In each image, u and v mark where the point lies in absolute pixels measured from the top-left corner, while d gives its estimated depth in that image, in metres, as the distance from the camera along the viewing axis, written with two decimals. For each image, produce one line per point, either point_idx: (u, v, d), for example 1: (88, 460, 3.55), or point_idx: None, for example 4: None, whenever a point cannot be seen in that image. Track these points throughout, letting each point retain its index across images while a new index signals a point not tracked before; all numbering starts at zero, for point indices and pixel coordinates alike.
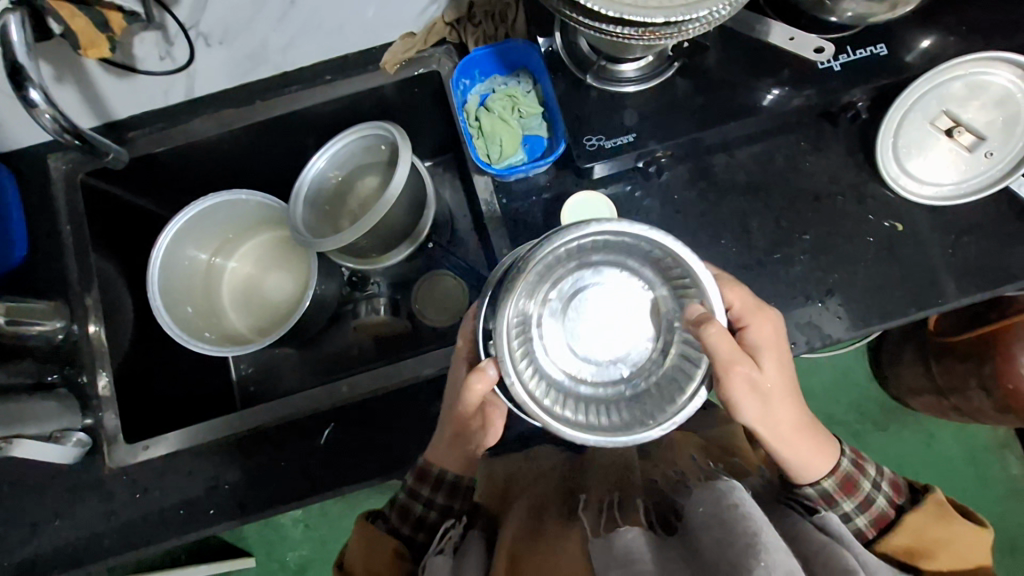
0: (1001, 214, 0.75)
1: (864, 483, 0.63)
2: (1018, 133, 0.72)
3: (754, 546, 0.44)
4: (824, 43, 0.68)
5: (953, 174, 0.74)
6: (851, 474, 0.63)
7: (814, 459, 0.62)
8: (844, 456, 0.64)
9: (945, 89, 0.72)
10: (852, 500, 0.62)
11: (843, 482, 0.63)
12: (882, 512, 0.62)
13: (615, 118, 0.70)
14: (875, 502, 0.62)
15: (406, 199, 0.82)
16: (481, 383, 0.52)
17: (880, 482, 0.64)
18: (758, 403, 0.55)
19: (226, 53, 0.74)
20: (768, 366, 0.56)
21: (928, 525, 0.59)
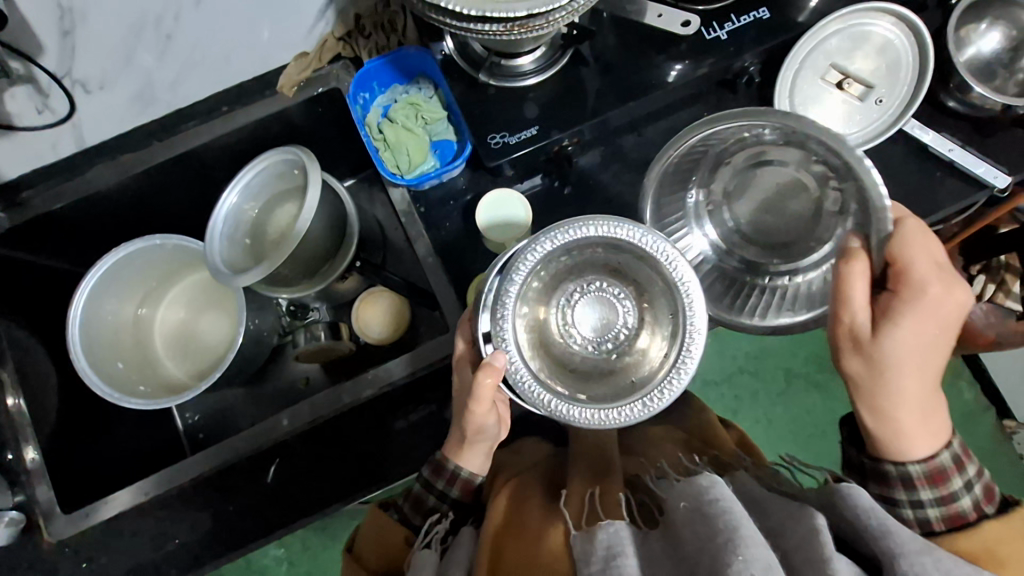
0: (901, 156, 0.78)
1: (956, 479, 0.54)
2: (903, 77, 0.74)
3: (733, 541, 0.43)
4: (689, 16, 0.70)
5: (849, 125, 0.76)
6: (946, 467, 0.55)
7: (920, 431, 0.55)
8: (947, 448, 0.55)
9: (828, 43, 0.74)
10: (932, 490, 0.54)
11: (932, 472, 0.55)
12: (961, 512, 0.51)
13: (516, 112, 0.70)
14: (958, 499, 0.52)
15: (327, 221, 0.80)
16: (491, 379, 0.53)
17: (973, 484, 0.53)
18: (863, 356, 0.55)
19: (110, 98, 0.71)
20: (916, 327, 0.52)
21: (1007, 537, 0.47)
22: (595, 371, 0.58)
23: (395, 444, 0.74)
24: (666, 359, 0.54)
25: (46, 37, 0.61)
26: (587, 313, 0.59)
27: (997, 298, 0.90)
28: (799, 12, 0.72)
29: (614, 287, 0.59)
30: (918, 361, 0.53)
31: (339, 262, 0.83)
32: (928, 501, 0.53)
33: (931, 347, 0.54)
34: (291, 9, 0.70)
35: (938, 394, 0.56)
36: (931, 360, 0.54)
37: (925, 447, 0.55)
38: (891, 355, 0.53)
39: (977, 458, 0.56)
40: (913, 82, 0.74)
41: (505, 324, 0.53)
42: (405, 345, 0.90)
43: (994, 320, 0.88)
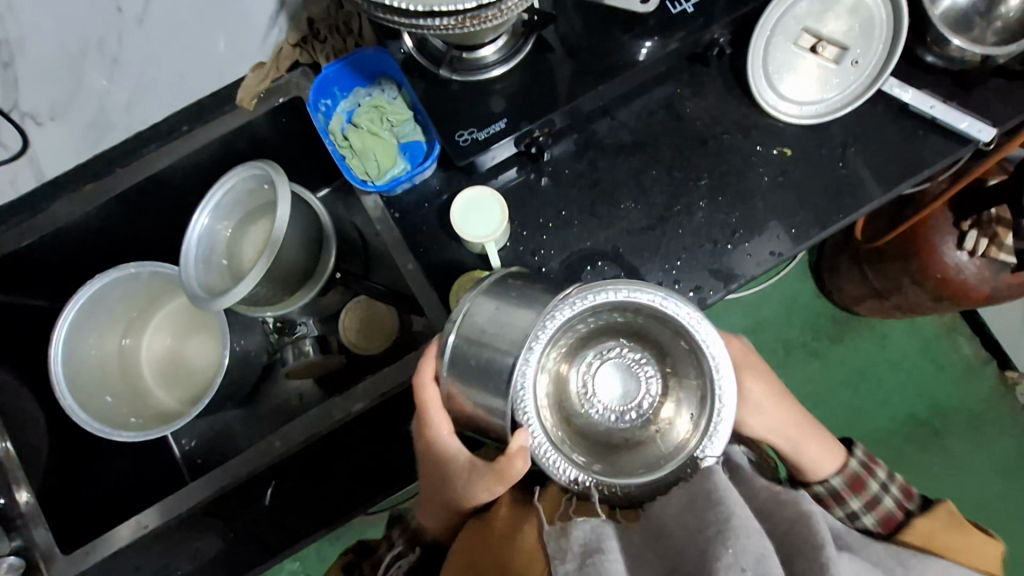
0: (881, 118, 0.76)
1: (873, 483, 0.64)
2: (877, 36, 0.72)
3: (724, 532, 0.40)
4: None
5: (827, 91, 0.73)
6: (860, 473, 0.64)
7: (825, 454, 0.64)
8: (852, 457, 0.65)
9: (799, 7, 0.72)
10: (859, 498, 0.63)
11: (851, 481, 0.64)
12: (889, 513, 0.62)
13: (482, 108, 0.68)
14: (883, 502, 0.63)
15: (302, 236, 0.78)
16: (519, 459, 0.49)
17: (890, 485, 0.64)
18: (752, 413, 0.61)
19: (65, 128, 0.69)
20: (757, 381, 0.62)
21: (937, 530, 0.59)
22: (626, 441, 0.55)
23: (392, 453, 0.73)
24: (697, 427, 0.51)
25: None
26: (611, 379, 0.57)
27: (990, 253, 0.84)
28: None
29: (631, 355, 0.57)
30: (777, 399, 0.62)
31: (317, 276, 0.82)
32: (864, 510, 0.62)
33: (772, 392, 0.62)
34: (243, 19, 0.68)
35: (808, 417, 0.64)
36: (782, 407, 0.62)
37: (836, 463, 0.64)
38: (757, 400, 0.61)
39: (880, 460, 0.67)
40: (888, 41, 0.71)
41: (524, 410, 0.50)
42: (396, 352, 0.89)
43: (988, 276, 0.86)
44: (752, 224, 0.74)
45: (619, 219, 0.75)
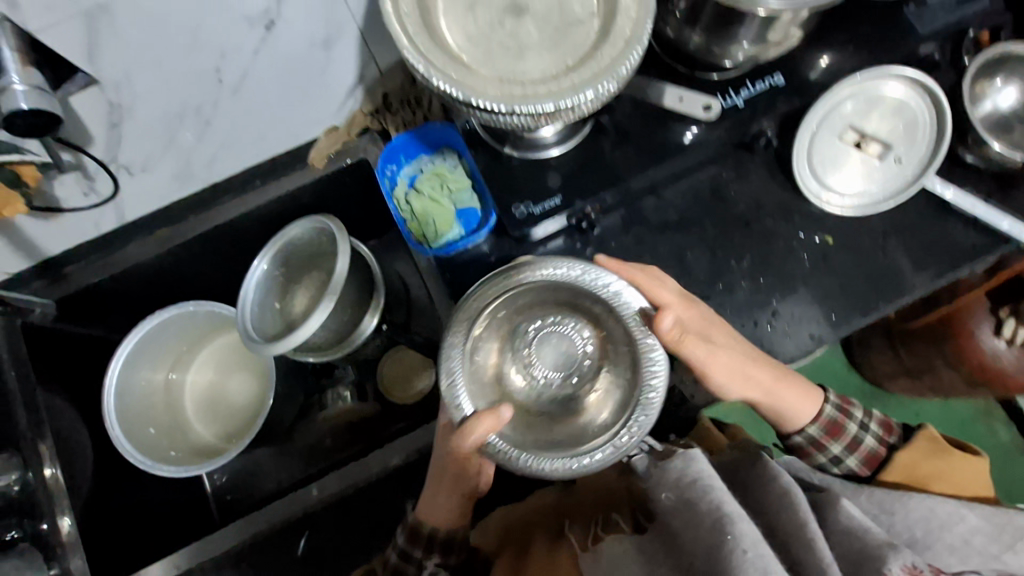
0: (921, 212, 0.78)
1: (850, 425, 0.71)
2: (919, 136, 0.75)
3: (722, 519, 0.46)
4: (710, 100, 0.70)
5: (869, 182, 0.77)
6: (836, 419, 0.72)
7: (800, 403, 0.71)
8: (828, 402, 0.72)
9: (847, 103, 0.75)
10: (839, 443, 0.71)
11: (829, 428, 0.72)
12: (872, 451, 0.70)
13: (538, 184, 0.72)
14: (863, 442, 0.70)
15: (355, 288, 0.83)
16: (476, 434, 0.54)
17: (868, 423, 0.72)
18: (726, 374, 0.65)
19: (152, 178, 0.74)
20: (721, 340, 0.65)
21: (921, 458, 0.67)
22: (568, 408, 0.59)
23: None
24: (619, 401, 0.57)
25: (96, 131, 0.63)
26: (546, 348, 0.60)
27: None
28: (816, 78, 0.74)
29: (559, 319, 0.61)
30: (746, 354, 0.67)
31: (361, 330, 0.84)
32: (846, 455, 0.70)
33: (743, 352, 0.67)
34: (324, 87, 0.73)
35: (780, 368, 0.70)
36: (748, 367, 0.67)
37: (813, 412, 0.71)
38: (730, 358, 0.65)
39: (858, 401, 0.74)
40: (930, 143, 0.75)
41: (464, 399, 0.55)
42: (430, 403, 0.90)
43: None
44: (790, 305, 0.76)
45: None
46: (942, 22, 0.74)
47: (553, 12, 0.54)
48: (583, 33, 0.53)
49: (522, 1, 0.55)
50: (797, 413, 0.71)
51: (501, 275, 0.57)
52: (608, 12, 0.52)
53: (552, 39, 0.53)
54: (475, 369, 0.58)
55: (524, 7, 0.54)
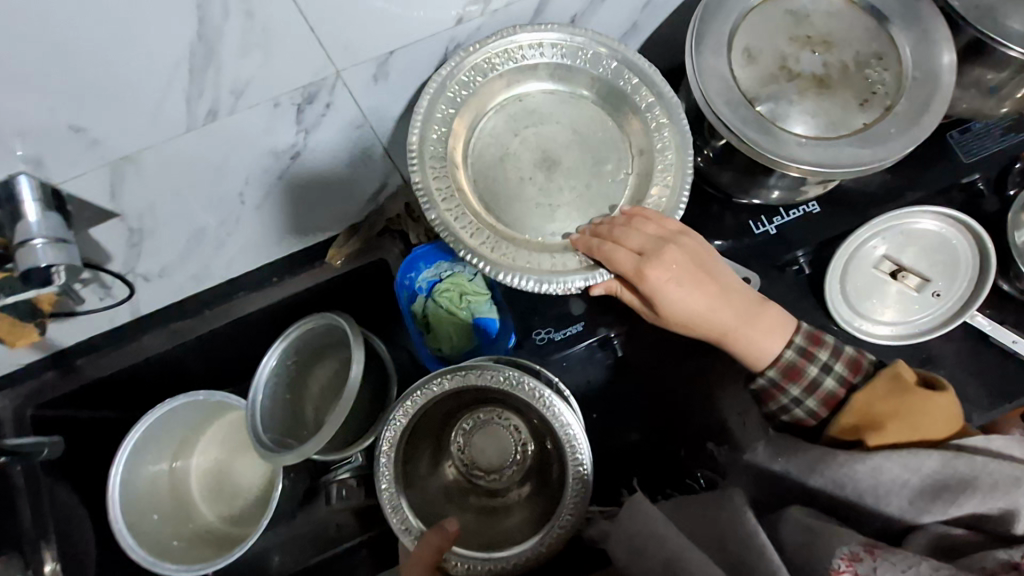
0: (961, 343, 0.74)
1: (811, 368, 0.59)
2: (958, 273, 0.72)
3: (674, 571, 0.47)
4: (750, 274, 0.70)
5: (907, 315, 0.73)
6: (795, 361, 0.59)
7: (759, 338, 0.58)
8: (790, 344, 0.60)
9: (883, 236, 0.72)
10: (797, 386, 0.59)
11: (787, 372, 0.59)
12: (830, 393, 0.58)
13: (560, 306, 0.70)
14: (823, 385, 0.58)
15: (370, 386, 0.79)
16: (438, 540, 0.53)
17: (831, 362, 0.59)
18: (689, 287, 0.52)
19: (169, 281, 0.73)
20: (676, 291, 0.51)
21: (879, 396, 0.55)
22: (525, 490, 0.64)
23: None
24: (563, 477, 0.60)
25: (114, 248, 0.62)
26: (487, 443, 0.66)
27: None
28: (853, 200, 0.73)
29: (494, 413, 0.67)
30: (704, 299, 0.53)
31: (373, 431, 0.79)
32: (806, 401, 0.59)
33: (692, 261, 0.52)
34: (348, 196, 0.73)
35: (745, 303, 0.58)
36: (705, 300, 0.53)
37: (773, 347, 0.59)
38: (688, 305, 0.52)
39: (827, 334, 0.61)
40: (968, 280, 0.72)
41: (403, 515, 0.58)
42: None
43: None
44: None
45: (684, 421, 0.74)
46: (981, 151, 0.73)
47: (587, 170, 0.55)
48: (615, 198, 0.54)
49: (554, 156, 0.54)
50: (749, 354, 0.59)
51: (406, 393, 0.61)
52: (644, 181, 0.54)
53: (585, 200, 0.54)
54: (412, 488, 0.61)
55: (557, 161, 0.54)
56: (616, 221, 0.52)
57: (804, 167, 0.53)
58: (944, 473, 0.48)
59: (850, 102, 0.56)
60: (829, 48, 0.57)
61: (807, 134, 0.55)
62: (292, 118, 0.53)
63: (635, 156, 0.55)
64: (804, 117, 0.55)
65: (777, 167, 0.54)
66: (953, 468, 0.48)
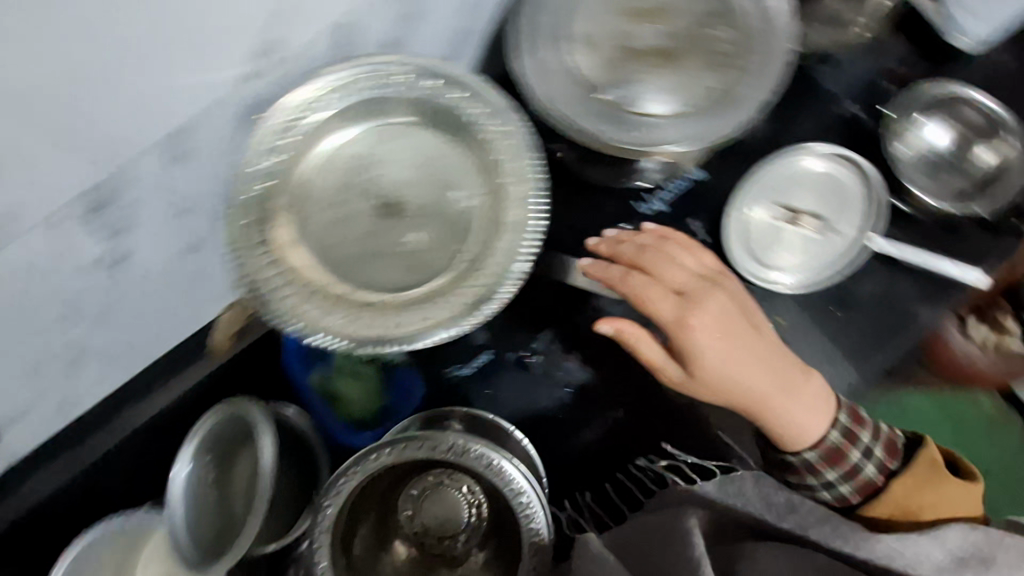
0: (880, 271, 0.71)
1: (853, 453, 0.57)
2: (851, 203, 0.71)
3: None
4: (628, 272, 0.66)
5: (812, 257, 0.71)
6: (840, 446, 0.58)
7: (808, 419, 0.57)
8: (832, 428, 0.58)
9: (768, 185, 0.71)
10: (836, 470, 0.57)
11: (828, 456, 0.58)
12: (868, 480, 0.57)
13: (466, 340, 0.66)
14: (863, 471, 0.57)
15: (287, 472, 0.65)
16: None
17: (873, 448, 0.58)
18: (721, 349, 0.55)
19: (29, 421, 0.63)
20: (710, 344, 0.55)
21: (912, 490, 0.55)
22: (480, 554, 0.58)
23: None
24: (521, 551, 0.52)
25: None
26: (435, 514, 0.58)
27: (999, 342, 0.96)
28: (732, 161, 0.72)
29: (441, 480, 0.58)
30: (744, 357, 0.56)
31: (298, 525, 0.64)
32: (839, 482, 0.57)
33: (730, 309, 0.57)
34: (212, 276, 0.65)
35: (790, 374, 0.57)
36: (740, 353, 0.56)
37: (816, 432, 0.57)
38: (739, 346, 0.56)
39: (869, 416, 0.60)
40: (861, 207, 0.70)
41: None
42: None
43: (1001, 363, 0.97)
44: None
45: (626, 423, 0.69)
46: (846, 80, 0.73)
47: (434, 197, 0.48)
48: (474, 220, 0.48)
49: (395, 199, 0.48)
50: (796, 428, 0.57)
51: (346, 466, 0.54)
52: (498, 193, 0.47)
53: (441, 232, 0.48)
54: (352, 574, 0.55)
55: (401, 204, 0.48)
56: (641, 240, 0.62)
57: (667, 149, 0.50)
58: (966, 549, 0.49)
59: (700, 69, 0.52)
60: (665, 17, 0.54)
61: (666, 112, 0.51)
62: (91, 223, 0.45)
63: (483, 167, 0.48)
64: (657, 97, 0.52)
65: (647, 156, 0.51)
66: (973, 543, 0.50)
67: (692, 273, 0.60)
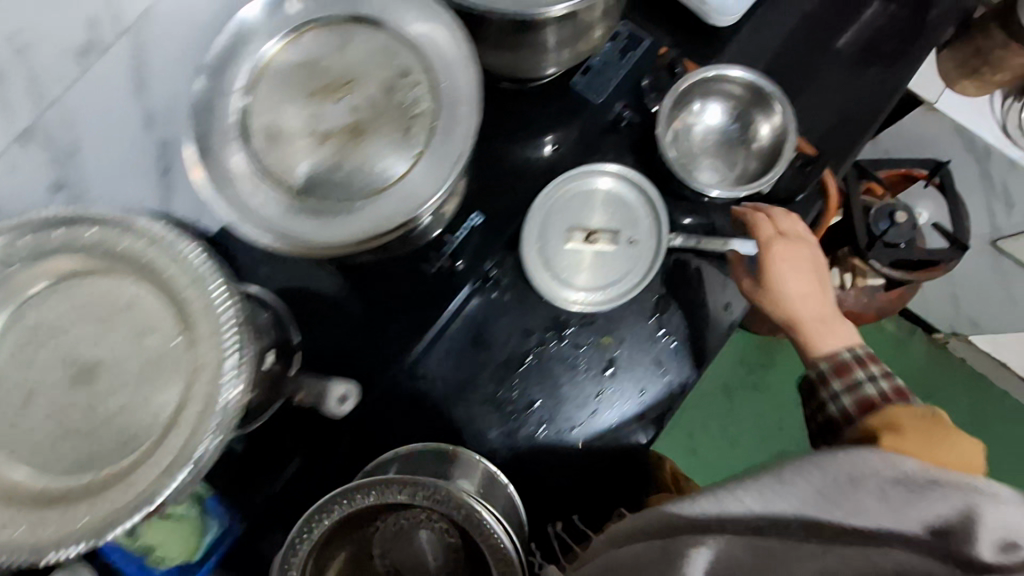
0: (691, 267, 0.70)
1: (862, 383, 0.60)
2: (641, 210, 0.69)
3: None
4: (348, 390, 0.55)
5: (619, 270, 0.68)
6: (849, 363, 0.62)
7: (822, 334, 0.65)
8: (846, 352, 0.63)
9: (556, 213, 0.69)
10: (840, 381, 0.62)
11: (839, 369, 0.62)
12: (867, 398, 0.59)
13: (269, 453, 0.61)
14: (867, 390, 0.60)
15: None
16: None
17: (877, 380, 0.60)
18: (796, 272, 0.65)
19: None
20: (788, 267, 0.65)
21: (913, 420, 0.52)
22: None
23: None
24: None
25: None
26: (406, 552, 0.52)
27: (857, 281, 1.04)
28: (516, 187, 0.69)
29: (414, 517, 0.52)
30: (803, 288, 0.65)
31: None
32: (842, 399, 0.61)
33: (809, 257, 0.66)
34: None
35: (824, 308, 0.66)
36: (799, 286, 0.65)
37: (834, 345, 0.64)
38: (799, 276, 0.65)
39: (882, 361, 0.62)
40: (650, 211, 0.68)
41: None
42: None
43: (864, 297, 1.05)
44: (603, 397, 0.66)
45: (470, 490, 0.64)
46: (610, 85, 0.69)
47: (128, 349, 0.44)
48: (175, 364, 0.44)
49: (83, 364, 0.44)
50: (813, 344, 0.65)
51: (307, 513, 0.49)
52: (188, 332, 0.43)
53: (144, 386, 0.44)
54: None
55: (90, 368, 0.44)
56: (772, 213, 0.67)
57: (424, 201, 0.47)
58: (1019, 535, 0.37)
59: (397, 141, 0.49)
60: (350, 90, 0.50)
61: (403, 173, 0.49)
62: None
63: (173, 304, 0.45)
64: (361, 175, 0.49)
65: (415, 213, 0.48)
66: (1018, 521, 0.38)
67: (773, 223, 0.66)
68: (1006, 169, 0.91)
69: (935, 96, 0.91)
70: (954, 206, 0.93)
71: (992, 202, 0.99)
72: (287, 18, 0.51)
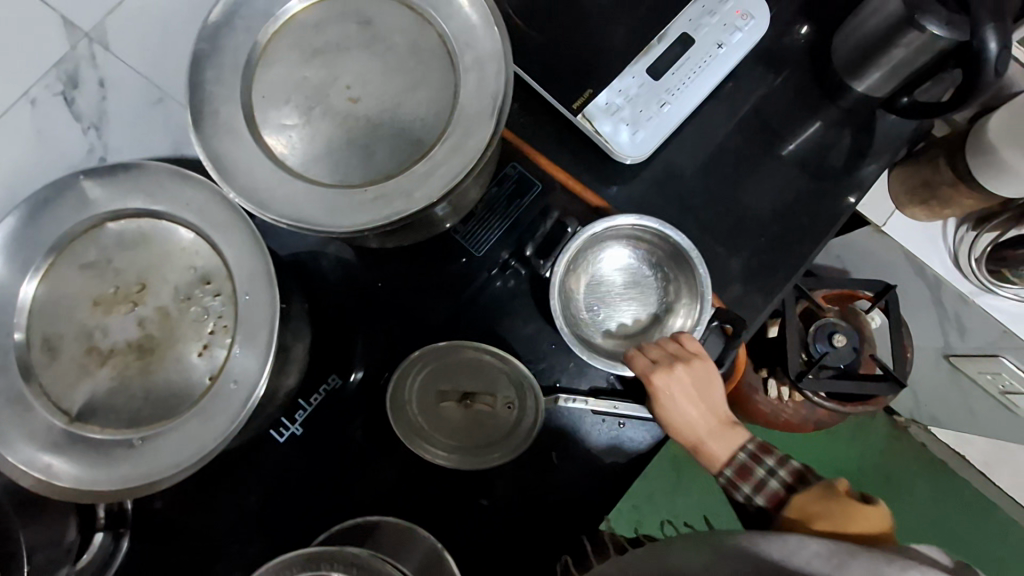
0: (573, 431, 0.65)
1: (760, 470, 0.58)
2: (522, 378, 0.64)
3: None
4: None
5: (495, 436, 0.63)
6: (749, 463, 0.59)
7: (728, 446, 0.60)
8: (742, 446, 0.60)
9: (428, 375, 0.64)
10: (747, 482, 0.58)
11: (739, 471, 0.59)
12: (773, 490, 0.56)
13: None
14: (769, 483, 0.57)
15: None
16: None
17: (777, 466, 0.57)
18: (694, 395, 0.60)
19: None
20: (681, 390, 0.59)
21: (817, 505, 0.52)
22: None
23: None
24: None
25: None
26: None
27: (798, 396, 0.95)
28: (390, 334, 0.65)
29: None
30: (702, 404, 0.60)
31: None
32: (752, 497, 0.57)
33: (707, 375, 0.60)
34: None
35: (728, 420, 0.61)
36: (699, 405, 0.60)
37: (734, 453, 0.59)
38: (696, 395, 0.60)
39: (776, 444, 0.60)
40: (529, 381, 0.63)
41: None
42: None
43: (805, 411, 0.96)
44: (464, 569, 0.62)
45: None
46: (494, 234, 0.66)
47: None
48: None
49: None
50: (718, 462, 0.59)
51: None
52: None
53: None
54: None
55: None
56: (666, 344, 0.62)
57: (218, 426, 0.42)
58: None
59: (190, 359, 0.44)
60: (141, 298, 0.45)
61: (202, 388, 0.44)
62: None
63: None
64: (154, 390, 0.44)
65: (207, 440, 0.42)
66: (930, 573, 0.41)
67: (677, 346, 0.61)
68: (956, 299, 0.84)
69: (883, 218, 0.83)
70: (898, 333, 0.86)
71: (944, 323, 0.93)
72: (69, 211, 0.45)
